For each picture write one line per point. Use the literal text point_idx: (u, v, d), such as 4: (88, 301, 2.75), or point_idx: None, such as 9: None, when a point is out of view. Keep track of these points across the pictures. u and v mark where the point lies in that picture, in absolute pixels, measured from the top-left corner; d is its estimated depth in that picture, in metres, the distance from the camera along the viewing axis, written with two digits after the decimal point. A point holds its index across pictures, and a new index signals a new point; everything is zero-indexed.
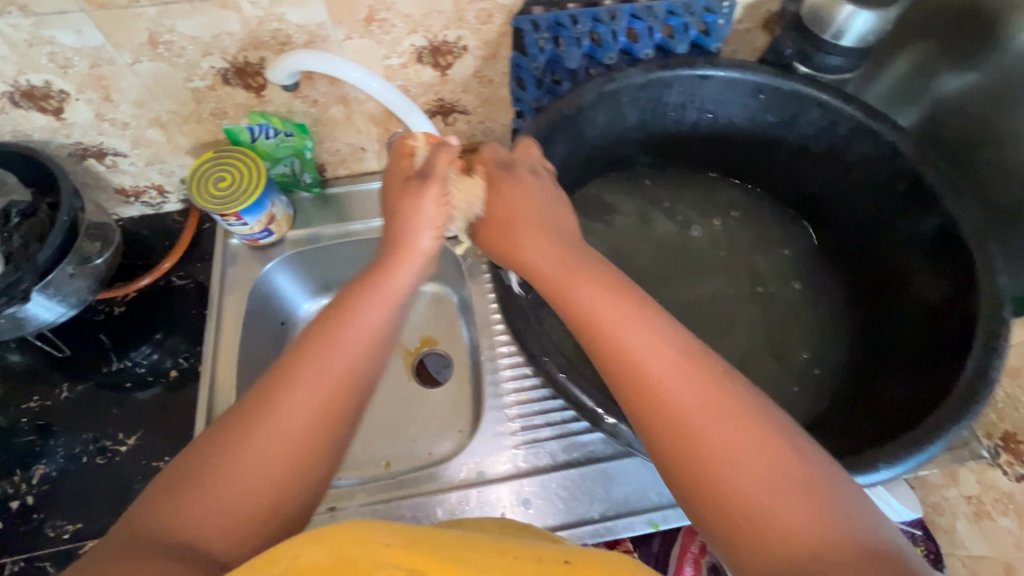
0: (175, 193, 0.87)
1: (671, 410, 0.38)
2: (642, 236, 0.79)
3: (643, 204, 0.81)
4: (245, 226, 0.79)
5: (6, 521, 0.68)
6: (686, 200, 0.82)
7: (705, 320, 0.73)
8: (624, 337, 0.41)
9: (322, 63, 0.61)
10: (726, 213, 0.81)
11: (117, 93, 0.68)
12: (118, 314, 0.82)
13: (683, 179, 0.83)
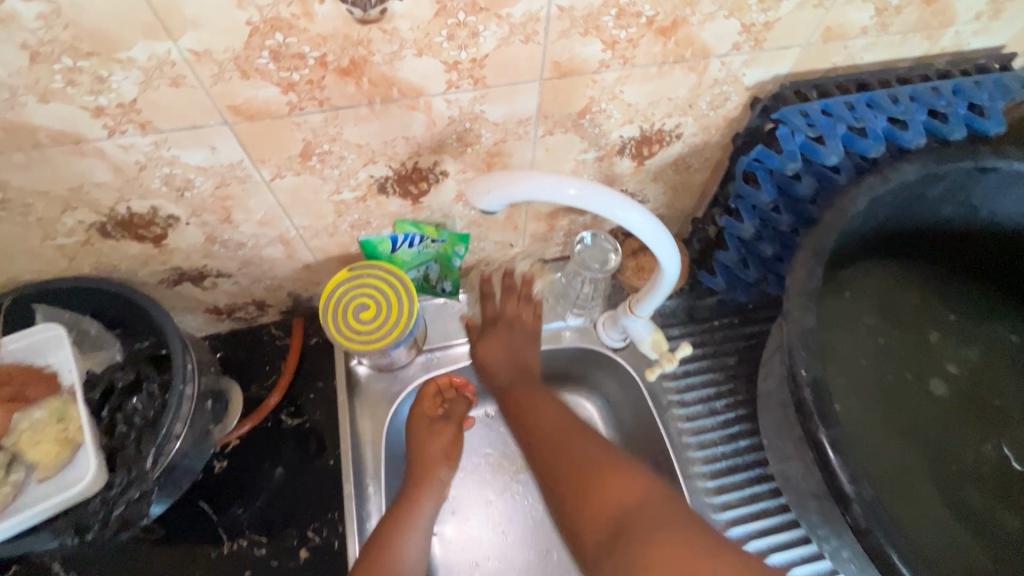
0: (277, 306, 0.69)
1: (560, 444, 0.55)
2: (871, 371, 0.58)
3: (852, 326, 0.60)
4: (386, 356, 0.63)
5: None
6: (893, 312, 0.62)
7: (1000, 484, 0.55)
8: (537, 419, 0.59)
9: (570, 196, 0.45)
10: (936, 323, 0.63)
11: (241, 213, 0.51)
12: (220, 472, 0.65)
13: (882, 280, 0.63)
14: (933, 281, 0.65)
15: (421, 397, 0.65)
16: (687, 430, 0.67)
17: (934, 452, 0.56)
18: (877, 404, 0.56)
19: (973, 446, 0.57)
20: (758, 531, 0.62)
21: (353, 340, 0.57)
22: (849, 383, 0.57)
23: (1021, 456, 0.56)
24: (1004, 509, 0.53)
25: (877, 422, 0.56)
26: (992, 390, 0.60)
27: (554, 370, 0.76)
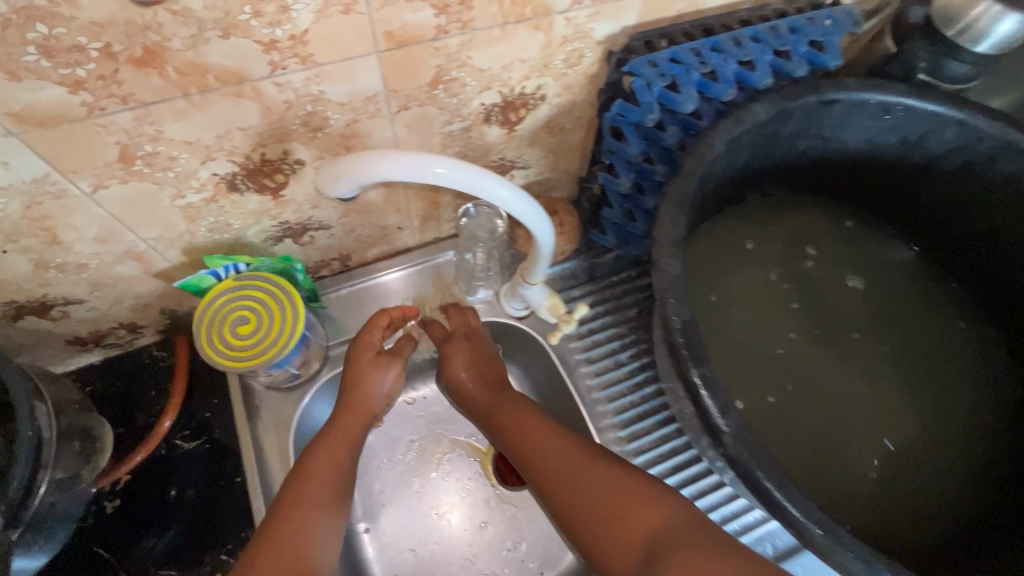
0: (153, 325, 0.64)
1: (554, 481, 0.55)
2: (782, 371, 0.62)
3: (749, 331, 0.63)
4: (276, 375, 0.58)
5: None
6: (785, 303, 0.66)
7: (826, 376, 0.63)
8: (529, 452, 0.58)
9: (422, 172, 0.43)
10: (817, 289, 0.67)
11: (69, 232, 0.45)
12: (115, 511, 0.60)
13: (756, 275, 0.67)
14: (790, 245, 0.70)
15: (370, 327, 0.62)
16: (597, 388, 0.69)
17: (832, 399, 0.61)
18: (768, 376, 0.62)
19: (812, 350, 0.64)
20: (688, 485, 0.65)
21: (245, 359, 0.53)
22: (769, 397, 0.61)
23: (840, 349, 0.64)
24: (833, 400, 0.61)
25: (804, 418, 0.60)
26: (817, 295, 0.67)
27: None
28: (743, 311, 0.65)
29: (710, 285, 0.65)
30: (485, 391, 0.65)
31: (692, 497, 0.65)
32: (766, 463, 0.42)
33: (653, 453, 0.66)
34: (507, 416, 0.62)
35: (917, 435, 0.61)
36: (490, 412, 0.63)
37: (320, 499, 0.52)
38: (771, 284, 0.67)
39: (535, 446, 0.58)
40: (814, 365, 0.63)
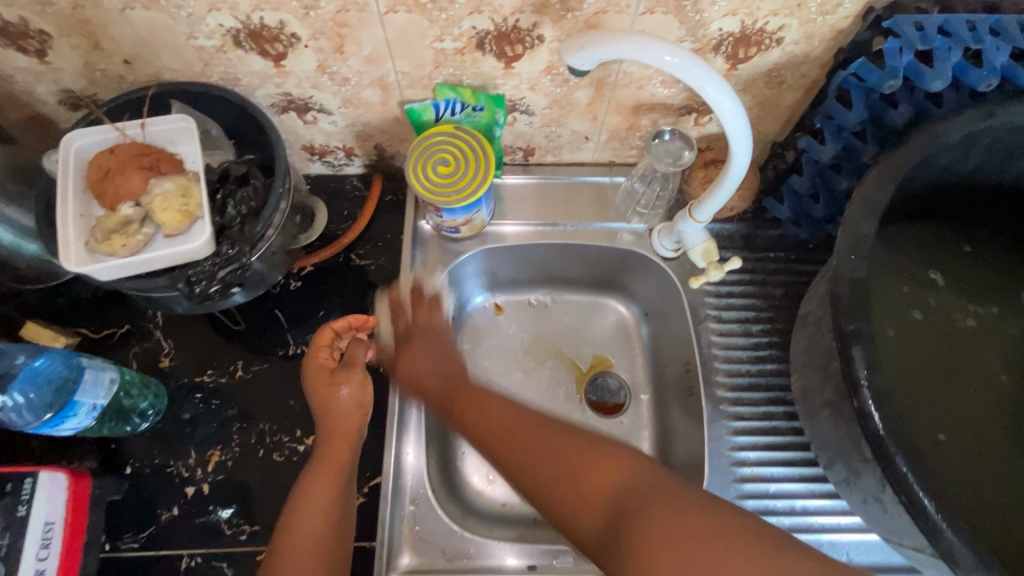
0: (363, 157, 0.75)
1: (640, 504, 0.41)
2: (951, 411, 0.55)
3: (920, 374, 0.56)
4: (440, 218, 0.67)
5: (181, 508, 0.62)
6: (959, 354, 0.58)
7: (988, 418, 0.55)
8: (591, 479, 0.44)
9: (660, 60, 0.46)
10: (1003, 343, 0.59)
11: (352, 44, 0.56)
12: (294, 289, 0.73)
13: (936, 313, 0.59)
14: (954, 271, 0.62)
15: (316, 347, 0.65)
16: (718, 346, 0.70)
17: (996, 440, 0.54)
18: (924, 404, 0.55)
19: (969, 387, 0.57)
20: (778, 466, 0.64)
21: (435, 192, 0.62)
22: (941, 441, 0.53)
23: (1006, 386, 0.57)
24: (994, 443, 0.54)
25: (982, 459, 0.53)
26: (990, 333, 0.60)
27: (603, 269, 0.81)
28: (902, 331, 0.58)
29: (885, 320, 0.58)
30: (517, 418, 0.52)
31: (779, 477, 0.64)
32: (907, 449, 0.41)
33: (751, 422, 0.66)
34: (569, 460, 0.46)
35: None
36: (503, 440, 0.51)
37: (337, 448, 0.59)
38: (932, 308, 0.60)
39: (609, 475, 0.44)
40: (978, 405, 0.56)
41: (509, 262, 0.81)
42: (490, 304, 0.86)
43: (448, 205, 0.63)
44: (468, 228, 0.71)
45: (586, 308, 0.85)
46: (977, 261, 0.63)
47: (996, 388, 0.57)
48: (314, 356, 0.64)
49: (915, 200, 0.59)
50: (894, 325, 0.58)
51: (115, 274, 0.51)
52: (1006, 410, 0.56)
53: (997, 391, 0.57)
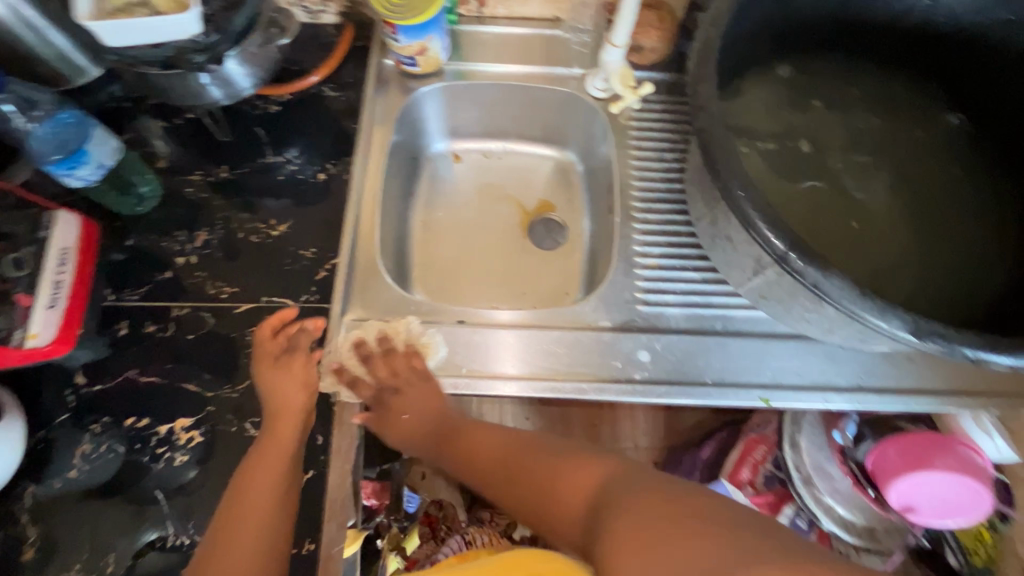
0: (337, 3, 0.86)
1: (615, 495, 0.50)
2: (800, 200, 0.65)
3: (788, 185, 0.66)
4: (397, 43, 0.78)
5: (173, 272, 0.75)
6: (808, 161, 0.68)
7: (837, 200, 0.67)
8: (574, 484, 0.55)
9: None
10: (848, 133, 0.71)
11: None
12: (273, 114, 0.85)
13: (785, 126, 0.70)
14: (794, 92, 0.72)
15: (262, 337, 0.69)
16: (635, 167, 0.80)
17: (839, 215, 0.66)
18: (782, 197, 0.65)
19: (812, 180, 0.67)
20: (676, 259, 0.75)
21: (393, 12, 0.73)
22: (816, 225, 0.65)
23: (851, 179, 0.68)
24: (842, 218, 0.66)
25: (839, 235, 0.64)
26: (840, 135, 0.71)
27: (548, 117, 0.92)
28: (758, 142, 0.68)
29: (756, 161, 0.67)
30: (520, 444, 0.64)
31: (677, 266, 0.75)
32: (721, 158, 0.51)
33: (656, 226, 0.77)
34: (550, 468, 0.59)
35: (928, 234, 0.66)
36: (522, 461, 0.63)
37: (294, 407, 0.65)
38: (788, 124, 0.70)
39: (584, 484, 0.55)
40: (824, 195, 0.67)
41: (464, 105, 0.91)
42: (450, 152, 0.97)
43: (404, 23, 0.74)
44: (424, 60, 0.81)
45: (532, 157, 0.97)
46: (782, 83, 0.72)
47: (840, 180, 0.68)
48: (260, 346, 0.68)
49: (786, 32, 0.68)
50: (762, 157, 0.67)
51: (116, 39, 0.61)
52: (852, 196, 0.67)
53: (847, 183, 0.68)
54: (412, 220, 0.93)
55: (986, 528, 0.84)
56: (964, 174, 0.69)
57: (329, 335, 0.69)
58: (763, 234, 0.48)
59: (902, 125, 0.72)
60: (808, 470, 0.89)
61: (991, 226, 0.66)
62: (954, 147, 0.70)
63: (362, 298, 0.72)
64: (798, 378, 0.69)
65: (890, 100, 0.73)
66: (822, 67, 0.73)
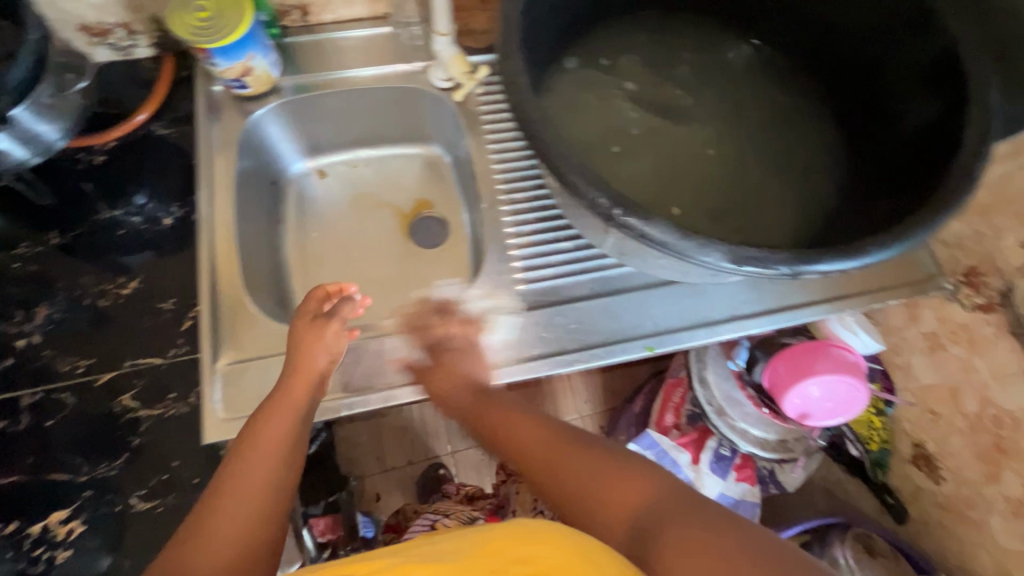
0: (146, 35, 0.80)
1: (663, 529, 0.46)
2: (638, 163, 0.69)
3: (626, 149, 0.70)
4: (216, 67, 0.74)
5: (15, 358, 0.68)
6: (640, 124, 0.72)
7: (674, 156, 0.71)
8: (606, 495, 0.52)
9: None
10: (679, 89, 0.75)
11: None
12: (100, 164, 0.78)
13: (613, 96, 0.73)
14: (616, 61, 0.75)
15: (308, 296, 0.66)
16: (492, 152, 0.81)
17: (678, 170, 0.70)
18: (622, 164, 0.69)
19: (648, 141, 0.71)
20: (545, 232, 0.77)
21: (197, 35, 0.69)
22: (657, 182, 0.69)
23: (682, 132, 0.73)
24: (679, 173, 0.70)
25: (678, 189, 0.69)
26: (667, 94, 0.75)
27: (403, 117, 0.90)
28: (591, 116, 0.71)
29: (593, 134, 0.70)
30: (551, 436, 0.60)
31: (549, 240, 0.77)
32: (537, 128, 0.51)
33: (521, 204, 0.79)
34: (586, 471, 0.54)
35: (757, 168, 0.71)
36: (533, 456, 0.59)
37: (311, 369, 0.62)
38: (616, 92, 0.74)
39: (625, 497, 0.51)
40: (661, 152, 0.71)
41: (312, 120, 0.88)
42: (313, 170, 0.94)
43: (214, 45, 0.70)
44: (253, 80, 0.78)
45: (399, 159, 0.95)
46: (603, 54, 0.75)
47: (673, 135, 0.73)
48: (302, 307, 0.66)
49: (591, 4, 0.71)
50: (595, 130, 0.70)
51: None
52: (686, 149, 0.72)
53: (681, 137, 0.73)
54: (285, 247, 0.89)
55: (875, 415, 0.93)
56: (780, 106, 0.75)
57: (204, 387, 0.65)
58: (586, 199, 0.49)
59: (720, 71, 0.77)
60: (720, 403, 0.95)
61: (811, 150, 0.72)
62: (772, 81, 0.76)
63: (230, 341, 0.68)
64: (676, 322, 0.73)
65: (707, 51, 0.77)
66: (638, 29, 0.76)
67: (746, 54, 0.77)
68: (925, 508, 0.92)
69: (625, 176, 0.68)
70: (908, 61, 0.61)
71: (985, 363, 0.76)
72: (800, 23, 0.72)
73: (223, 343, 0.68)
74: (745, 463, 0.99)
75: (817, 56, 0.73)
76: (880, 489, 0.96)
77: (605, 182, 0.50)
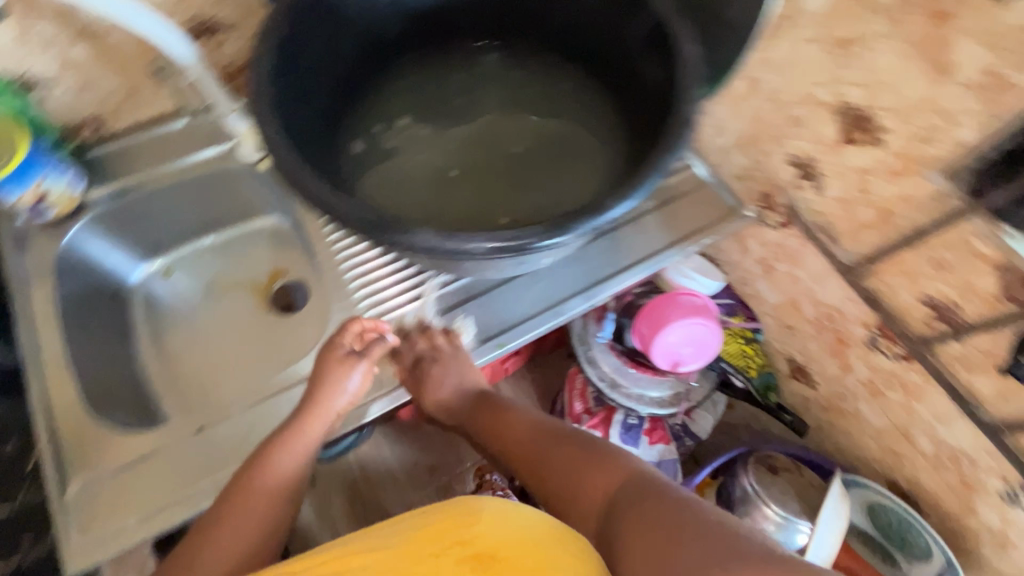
0: None
1: (626, 504, 0.57)
2: (435, 188, 0.77)
3: (422, 180, 0.77)
4: (7, 200, 0.74)
5: None
6: (433, 154, 0.80)
7: (469, 172, 0.79)
8: (588, 481, 0.63)
9: None
10: (461, 109, 0.82)
11: None
12: None
13: (402, 133, 0.81)
14: (398, 103, 0.81)
15: (347, 328, 0.71)
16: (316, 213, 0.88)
17: (474, 183, 0.78)
18: (421, 195, 0.77)
19: (441, 165, 0.79)
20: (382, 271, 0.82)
21: None
22: (456, 201, 0.76)
23: (476, 147, 0.81)
24: (475, 184, 0.78)
25: (479, 202, 0.76)
26: (453, 115, 0.82)
27: (233, 197, 0.92)
28: (386, 158, 0.79)
29: (394, 178, 0.77)
30: (534, 431, 0.72)
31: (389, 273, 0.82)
32: (303, 177, 0.55)
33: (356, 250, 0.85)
34: (563, 457, 0.67)
35: (545, 160, 0.79)
36: (523, 454, 0.71)
37: (324, 412, 0.68)
38: (404, 129, 0.81)
39: (599, 483, 0.62)
40: (459, 170, 0.79)
41: (140, 224, 0.88)
42: (158, 270, 0.93)
43: None
44: (56, 201, 0.77)
45: (245, 237, 0.96)
46: (384, 100, 0.80)
47: (467, 152, 0.80)
48: (336, 335, 0.71)
49: (353, 57, 0.73)
50: (396, 174, 0.78)
51: None
52: (479, 160, 0.80)
53: (473, 152, 0.81)
54: (141, 355, 0.87)
55: (746, 344, 1.00)
56: (567, 93, 0.81)
57: (55, 517, 0.66)
58: (357, 230, 0.53)
59: (499, 82, 0.82)
60: (610, 373, 0.98)
61: (588, 125, 0.80)
62: (546, 74, 0.82)
63: (75, 465, 0.68)
64: (518, 315, 0.80)
65: (482, 68, 0.82)
66: (409, 67, 0.80)
67: (517, 60, 0.82)
68: (814, 413, 0.99)
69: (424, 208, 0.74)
70: (636, 30, 0.68)
71: (804, 273, 0.85)
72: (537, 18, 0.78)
73: (70, 470, 0.68)
74: (654, 426, 1.02)
75: (575, 44, 0.77)
76: (777, 409, 1.03)
77: (372, 207, 0.55)
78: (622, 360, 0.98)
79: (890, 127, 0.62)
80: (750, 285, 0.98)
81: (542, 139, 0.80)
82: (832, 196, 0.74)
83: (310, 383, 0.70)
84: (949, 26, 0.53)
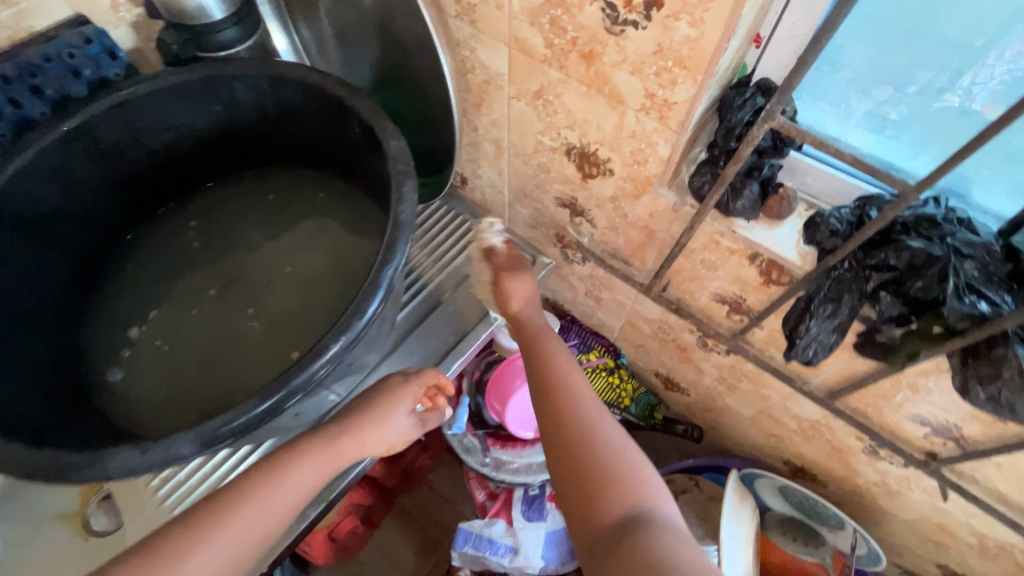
0: None
1: None
2: (202, 343, 0.67)
3: (184, 341, 0.67)
4: None
5: None
6: (194, 307, 0.70)
7: (235, 312, 0.69)
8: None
9: None
10: (216, 249, 0.75)
11: None
12: None
13: (155, 298, 0.71)
14: (146, 269, 0.73)
15: (417, 379, 0.65)
16: None
17: (241, 321, 0.68)
18: (184, 359, 0.66)
19: (203, 314, 0.69)
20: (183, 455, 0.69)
21: None
22: (226, 350, 0.66)
23: (242, 281, 0.72)
24: (244, 324, 0.68)
25: (252, 344, 0.67)
26: (210, 260, 0.74)
27: None
28: (138, 331, 0.69)
29: (152, 354, 0.67)
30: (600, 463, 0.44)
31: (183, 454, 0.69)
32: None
33: None
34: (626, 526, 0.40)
35: (315, 274, 0.71)
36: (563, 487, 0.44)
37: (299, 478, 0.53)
38: (157, 290, 0.72)
39: None
40: (225, 312, 0.69)
41: None
42: None
43: None
44: None
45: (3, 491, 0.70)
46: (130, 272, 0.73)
47: (232, 291, 0.71)
48: (415, 381, 0.65)
49: (76, 243, 0.68)
50: (151, 349, 0.67)
51: None
52: (244, 296, 0.70)
53: (237, 289, 0.71)
54: None
55: (614, 375, 0.97)
56: (324, 200, 0.77)
57: None
58: (48, 478, 0.44)
59: (250, 212, 0.78)
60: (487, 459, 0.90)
61: (353, 226, 0.75)
62: (296, 189, 0.79)
63: None
64: None
65: (232, 206, 0.78)
66: (150, 231, 0.76)
67: (264, 186, 0.79)
68: (701, 417, 0.97)
69: (189, 380, 0.64)
70: (351, 134, 0.67)
71: (623, 296, 0.84)
72: (260, 139, 0.75)
73: None
74: None
75: (308, 155, 0.77)
76: (667, 424, 1.01)
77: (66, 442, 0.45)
78: (488, 442, 0.91)
79: (609, 157, 0.63)
80: (591, 316, 0.97)
81: (309, 253, 0.73)
82: (603, 225, 0.73)
83: (392, 419, 0.61)
84: (599, 62, 0.54)
